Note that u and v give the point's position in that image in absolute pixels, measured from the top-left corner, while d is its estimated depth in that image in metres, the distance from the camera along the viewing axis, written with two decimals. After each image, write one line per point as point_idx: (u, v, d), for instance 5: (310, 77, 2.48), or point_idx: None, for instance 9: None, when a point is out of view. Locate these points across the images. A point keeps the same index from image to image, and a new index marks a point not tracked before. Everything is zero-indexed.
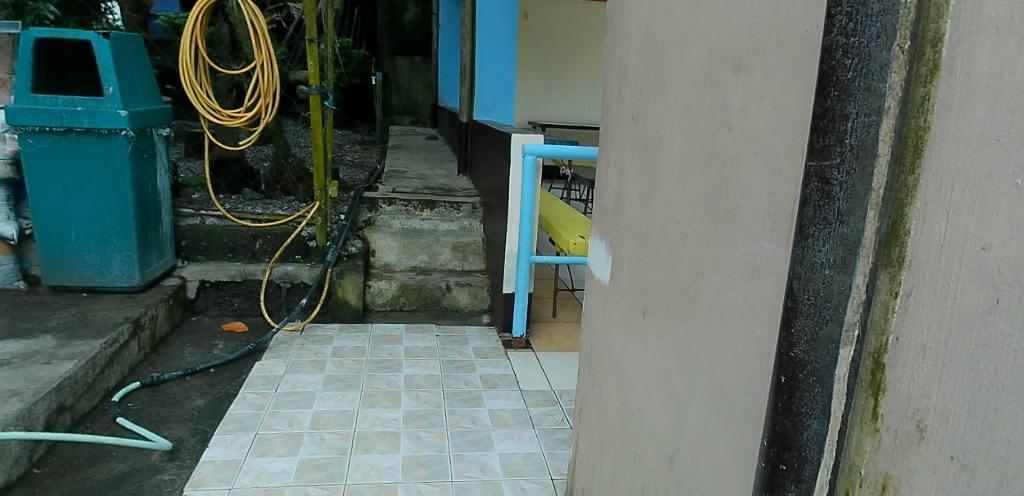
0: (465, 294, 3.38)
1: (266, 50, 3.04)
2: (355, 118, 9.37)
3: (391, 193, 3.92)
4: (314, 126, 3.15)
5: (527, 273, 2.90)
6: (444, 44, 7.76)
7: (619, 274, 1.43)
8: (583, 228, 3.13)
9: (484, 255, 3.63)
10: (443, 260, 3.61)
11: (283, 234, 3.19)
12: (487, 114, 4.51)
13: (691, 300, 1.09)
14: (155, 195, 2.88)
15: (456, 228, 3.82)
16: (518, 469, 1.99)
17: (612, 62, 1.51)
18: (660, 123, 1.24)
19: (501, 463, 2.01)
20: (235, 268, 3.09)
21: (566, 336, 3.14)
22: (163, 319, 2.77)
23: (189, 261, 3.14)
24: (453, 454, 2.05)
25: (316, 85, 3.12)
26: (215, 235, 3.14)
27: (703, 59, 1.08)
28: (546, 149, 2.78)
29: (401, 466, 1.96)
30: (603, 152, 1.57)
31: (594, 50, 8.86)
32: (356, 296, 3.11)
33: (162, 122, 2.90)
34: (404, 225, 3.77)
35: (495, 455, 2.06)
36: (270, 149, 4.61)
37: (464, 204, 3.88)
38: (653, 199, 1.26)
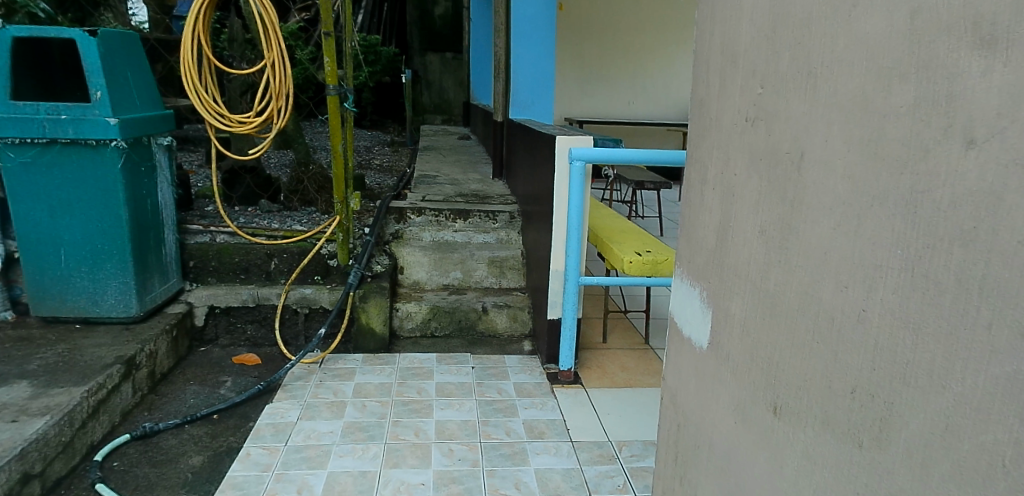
0: (503, 317, 2.99)
1: (277, 46, 2.68)
2: (385, 119, 9.09)
3: (420, 202, 3.56)
4: (333, 131, 2.79)
5: (575, 297, 2.50)
6: (475, 38, 7.37)
7: (723, 341, 1.03)
8: (639, 242, 2.74)
9: (523, 272, 3.26)
10: (477, 277, 3.25)
11: (301, 252, 2.84)
12: (524, 112, 4.08)
13: (884, 422, 0.68)
14: (156, 213, 2.57)
15: (492, 240, 3.45)
16: (556, 486, 1.90)
17: (708, 44, 1.09)
18: (802, 132, 0.82)
19: (538, 479, 1.92)
20: (248, 291, 2.75)
21: (619, 368, 2.73)
22: (165, 354, 2.45)
23: (198, 284, 2.82)
24: (487, 469, 1.96)
25: (334, 85, 2.76)
26: (227, 254, 2.82)
27: (895, 29, 0.67)
28: (599, 153, 2.36)
29: (433, 482, 1.88)
30: (692, 167, 1.16)
31: (632, 42, 8.44)
32: (382, 323, 2.76)
33: (161, 129, 2.58)
34: (434, 238, 3.41)
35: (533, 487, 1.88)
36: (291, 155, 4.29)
37: (500, 213, 3.50)
38: (790, 244, 0.85)
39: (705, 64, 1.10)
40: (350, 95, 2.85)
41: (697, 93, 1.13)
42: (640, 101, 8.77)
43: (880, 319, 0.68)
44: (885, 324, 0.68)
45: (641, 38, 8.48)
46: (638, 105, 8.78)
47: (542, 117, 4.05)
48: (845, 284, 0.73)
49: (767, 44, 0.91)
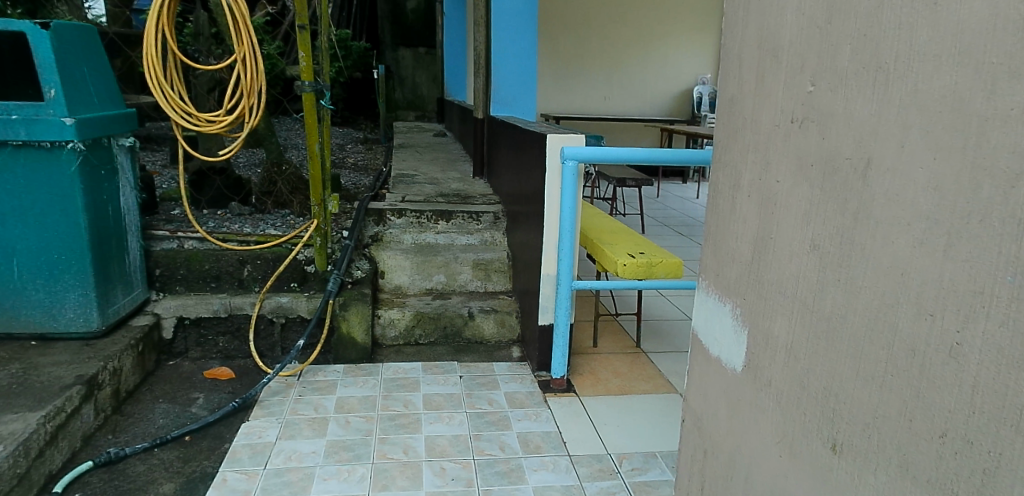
0: (491, 322, 2.88)
1: (248, 39, 2.52)
2: (357, 115, 8.88)
3: (400, 203, 3.42)
4: (310, 130, 2.65)
5: (568, 302, 2.42)
6: (450, 33, 7.25)
7: (763, 365, 0.93)
8: (631, 243, 2.67)
9: (510, 275, 3.16)
10: (462, 281, 3.14)
11: (276, 258, 2.69)
12: (507, 110, 4.00)
13: (988, 474, 0.59)
14: (118, 219, 2.39)
15: (476, 242, 3.33)
16: None
17: (741, 38, 1.00)
18: (869, 137, 0.74)
19: None
20: (219, 301, 2.59)
21: (612, 373, 2.64)
22: (131, 371, 2.28)
23: (165, 293, 2.64)
24: (482, 489, 1.85)
25: (310, 81, 2.61)
26: (196, 261, 2.65)
27: (1000, 19, 0.58)
28: (592, 152, 2.27)
29: None
30: (720, 172, 1.07)
31: (607, 38, 8.45)
32: (364, 332, 2.62)
33: (123, 129, 2.40)
34: (416, 241, 3.28)
35: (529, 489, 1.86)
36: (262, 155, 4.12)
37: (484, 214, 3.39)
38: (852, 262, 0.76)
39: (737, 59, 1.01)
40: (327, 92, 2.70)
41: (727, 91, 1.04)
42: (615, 97, 8.73)
43: (979, 354, 0.60)
44: (989, 360, 0.59)
45: (616, 34, 8.47)
46: (613, 101, 8.73)
47: (525, 114, 3.97)
48: (930, 311, 0.64)
49: (821, 38, 0.82)
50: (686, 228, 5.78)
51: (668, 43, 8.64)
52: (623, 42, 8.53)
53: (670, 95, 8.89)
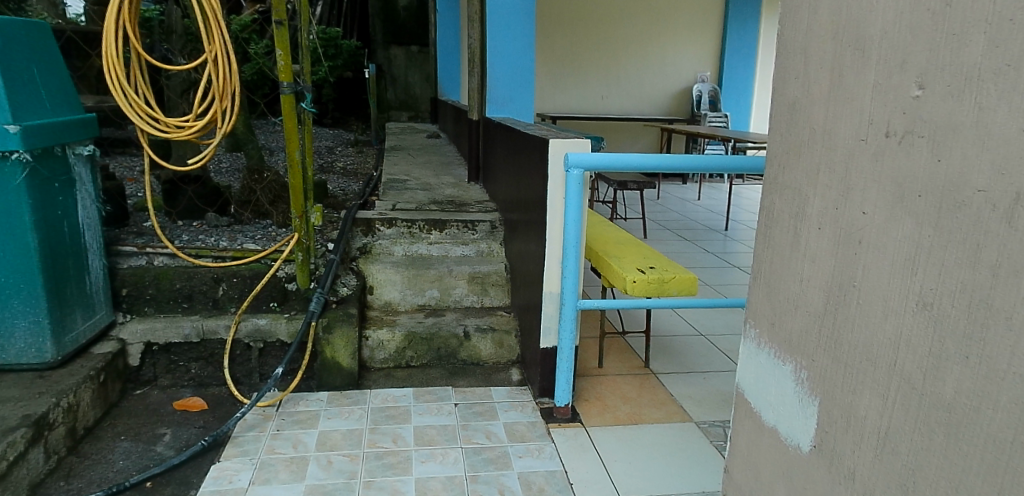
0: (488, 342, 2.68)
1: (220, 38, 2.29)
2: (348, 116, 8.66)
3: (390, 211, 3.21)
4: (289, 135, 2.42)
5: (573, 324, 2.21)
6: (442, 31, 7.06)
7: (845, 450, 0.73)
8: (640, 258, 2.46)
9: (508, 289, 2.96)
10: (457, 296, 2.93)
11: (254, 275, 2.47)
12: (502, 110, 3.74)
13: None
14: (76, 235, 2.16)
15: (471, 253, 3.13)
16: None
17: (807, 26, 0.79)
18: (1015, 162, 0.53)
19: None
20: (191, 324, 2.35)
21: (620, 399, 2.44)
22: (90, 405, 2.05)
23: (133, 315, 2.41)
24: None
25: (289, 82, 2.39)
26: (166, 280, 2.43)
27: None
28: (598, 160, 2.06)
29: None
30: (776, 196, 0.86)
31: (604, 35, 8.27)
32: (350, 356, 2.41)
33: (81, 136, 2.17)
34: (407, 253, 3.07)
35: None
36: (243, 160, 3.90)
37: (480, 223, 3.17)
38: (994, 335, 0.55)
39: (802, 54, 0.80)
40: (308, 94, 2.47)
41: (787, 94, 0.83)
42: (613, 95, 8.52)
43: None
44: None
45: (613, 31, 8.29)
46: (611, 99, 8.53)
47: (522, 114, 3.73)
48: None
49: (931, 26, 0.61)
50: (689, 231, 5.59)
51: (666, 39, 8.45)
52: (619, 38, 8.33)
53: (669, 93, 8.70)
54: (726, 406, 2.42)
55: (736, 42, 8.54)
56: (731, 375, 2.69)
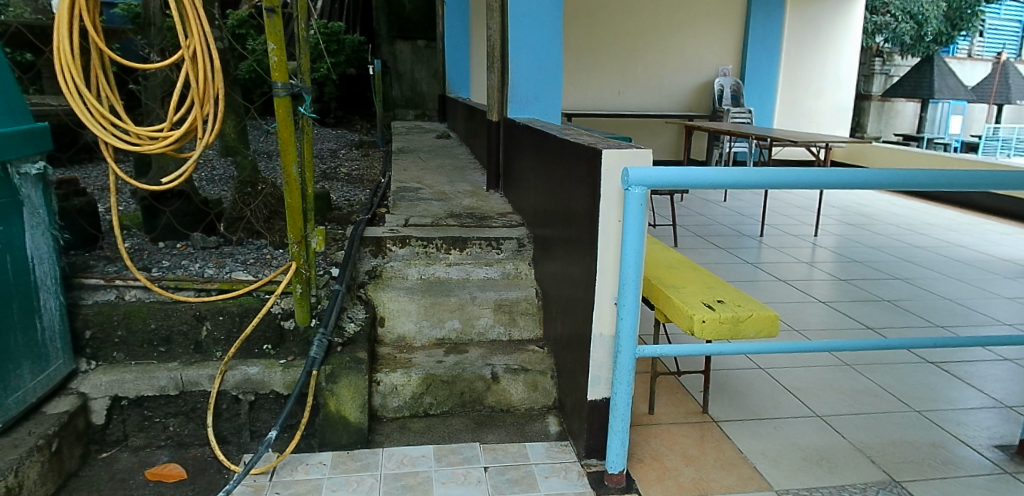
0: (520, 385, 2.29)
1: (199, 29, 1.88)
2: (352, 114, 8.27)
3: (403, 228, 2.83)
4: (285, 146, 2.02)
5: (631, 375, 1.81)
6: (452, 24, 6.69)
7: None
8: (703, 290, 2.08)
9: (539, 318, 2.58)
10: (481, 327, 2.55)
11: (244, 313, 2.08)
12: (526, 111, 3.34)
13: None
14: (23, 272, 1.77)
15: (496, 276, 2.74)
16: None
17: None
18: None
19: None
20: (167, 375, 1.95)
21: (681, 458, 2.04)
22: (39, 483, 1.66)
23: (99, 362, 2.02)
24: None
25: (284, 83, 1.99)
26: (139, 318, 2.03)
27: None
28: (665, 176, 1.66)
29: None
30: None
31: (621, 26, 7.85)
32: (358, 409, 2.01)
33: (27, 151, 1.77)
34: (423, 277, 2.69)
35: None
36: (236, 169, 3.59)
37: (506, 241, 2.78)
38: None
39: None
40: (306, 96, 2.06)
41: None
42: (630, 90, 8.10)
43: None
44: None
45: (631, 22, 7.87)
46: (629, 95, 8.12)
47: (548, 116, 3.33)
48: None
49: None
50: (719, 238, 5.21)
51: (686, 30, 8.04)
52: (639, 31, 7.90)
53: (689, 88, 8.28)
54: (809, 468, 2.02)
55: (760, 35, 8.12)
56: (805, 423, 2.29)
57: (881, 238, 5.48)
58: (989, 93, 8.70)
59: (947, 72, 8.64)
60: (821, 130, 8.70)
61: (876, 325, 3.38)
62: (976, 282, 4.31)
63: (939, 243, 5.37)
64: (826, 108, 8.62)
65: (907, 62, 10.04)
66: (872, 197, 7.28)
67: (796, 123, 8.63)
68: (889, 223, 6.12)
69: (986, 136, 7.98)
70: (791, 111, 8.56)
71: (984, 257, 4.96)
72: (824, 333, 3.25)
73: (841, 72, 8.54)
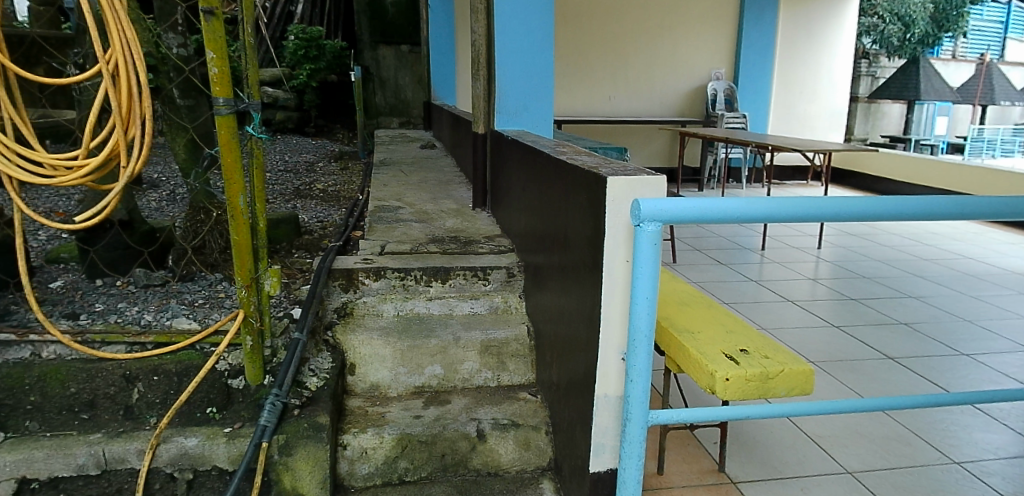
0: (510, 444, 1.99)
1: (120, 38, 1.55)
2: (334, 123, 7.94)
3: (377, 257, 2.53)
4: (229, 173, 1.70)
5: (643, 448, 1.51)
6: (436, 28, 6.41)
7: None
8: (722, 338, 1.80)
9: (532, 360, 2.28)
10: (466, 373, 2.24)
11: (183, 372, 1.79)
12: (514, 122, 3.03)
13: None
14: None
15: (483, 310, 2.44)
16: None
17: None
18: None
19: None
20: (87, 451, 1.62)
21: None
22: None
23: (9, 434, 1.66)
24: None
25: (226, 99, 1.67)
26: (56, 383, 1.73)
27: None
28: (685, 210, 1.36)
29: None
30: None
31: (611, 28, 7.59)
32: (317, 485, 1.71)
33: None
34: (399, 313, 2.38)
35: None
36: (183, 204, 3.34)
37: (493, 271, 2.47)
38: None
39: None
40: (254, 113, 1.73)
41: None
42: (621, 95, 7.84)
43: None
44: None
45: (622, 25, 7.60)
46: (620, 99, 7.85)
47: (539, 128, 3.03)
48: None
49: None
50: (718, 252, 4.95)
51: (678, 32, 7.79)
52: (630, 33, 7.64)
53: (682, 93, 8.03)
54: None
55: (753, 37, 7.89)
56: (836, 481, 2.01)
57: (886, 251, 5.24)
58: (973, 94, 8.47)
59: (934, 73, 8.50)
60: (817, 135, 8.47)
61: (895, 354, 3.11)
62: (993, 299, 4.06)
63: (946, 255, 5.13)
64: (821, 112, 8.40)
65: (893, 63, 9.80)
66: None
67: (791, 128, 8.39)
68: (893, 232, 5.87)
69: (972, 137, 7.45)
70: (787, 116, 8.33)
71: (996, 270, 4.73)
72: (841, 364, 2.97)
73: (836, 74, 8.32)
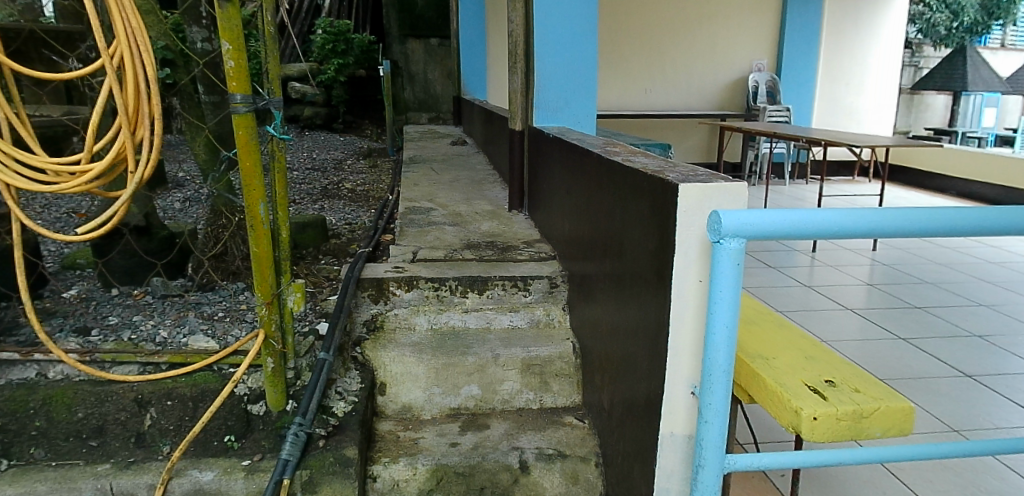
0: (555, 476, 1.80)
1: (124, 29, 1.39)
2: (362, 118, 7.82)
3: (410, 265, 2.35)
4: (248, 178, 1.53)
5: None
6: (466, 21, 6.23)
7: None
8: (801, 366, 1.57)
9: (578, 380, 2.08)
10: (505, 393, 2.05)
11: (200, 396, 1.62)
12: (555, 119, 2.82)
13: None
14: None
15: (523, 323, 2.24)
16: None
17: None
18: None
19: None
20: (93, 484, 1.47)
21: None
22: None
23: (12, 461, 1.53)
24: None
25: (243, 96, 1.49)
26: (62, 407, 1.59)
27: None
28: (776, 224, 1.14)
29: None
30: None
31: (647, 18, 7.31)
32: None
33: None
34: (433, 327, 2.19)
35: None
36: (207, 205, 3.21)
37: (535, 281, 2.28)
38: None
39: None
40: (275, 111, 1.56)
41: None
42: (658, 88, 7.56)
43: None
44: None
45: (658, 14, 7.32)
46: (656, 92, 7.56)
47: (580, 125, 2.81)
48: None
49: None
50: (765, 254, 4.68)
51: (718, 22, 7.47)
52: (667, 23, 7.36)
53: (722, 85, 7.70)
54: None
55: (796, 27, 7.54)
56: None
57: (946, 252, 4.88)
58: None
59: (981, 63, 8.05)
60: (864, 128, 8.06)
61: (973, 372, 2.81)
62: None
63: (1012, 258, 4.78)
64: (869, 104, 7.99)
65: (938, 53, 9.27)
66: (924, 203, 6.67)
67: (837, 121, 8.00)
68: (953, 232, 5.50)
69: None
70: (832, 109, 7.94)
71: None
72: (913, 383, 2.70)
73: (886, 64, 7.90)
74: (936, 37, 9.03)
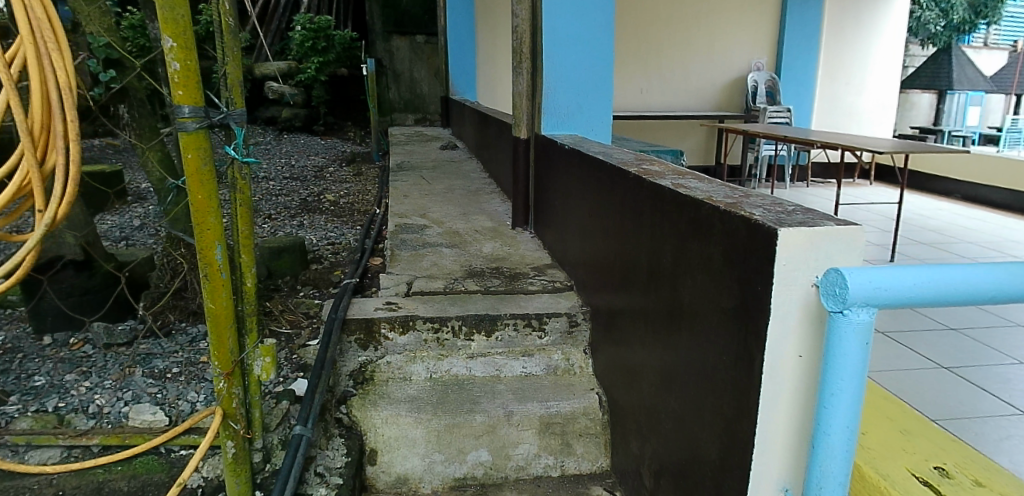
0: None
1: (26, 21, 1.02)
2: (345, 120, 7.44)
3: (402, 301, 2.00)
4: (200, 215, 1.18)
5: None
6: (454, 18, 5.87)
7: None
8: (901, 445, 1.26)
9: (606, 443, 1.74)
10: (520, 458, 1.72)
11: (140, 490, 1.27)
12: (568, 125, 2.48)
13: None
14: None
15: (539, 370, 1.91)
16: None
17: None
18: None
19: None
20: None
21: None
22: None
23: None
24: None
25: (193, 111, 1.14)
26: None
27: None
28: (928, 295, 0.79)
29: None
30: None
31: (642, 16, 6.99)
32: None
33: None
34: (432, 376, 1.86)
35: None
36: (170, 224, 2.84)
37: (552, 320, 1.93)
38: None
39: None
40: (235, 127, 1.21)
41: None
42: (654, 88, 7.25)
43: None
44: None
45: (654, 12, 7.01)
46: (652, 93, 7.25)
47: (596, 132, 2.48)
48: None
49: None
50: None
51: (715, 19, 7.18)
52: (663, 21, 7.05)
53: (721, 85, 7.41)
54: None
55: (797, 25, 7.28)
56: None
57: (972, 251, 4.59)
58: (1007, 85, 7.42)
59: (966, 63, 7.85)
60: (864, 130, 7.82)
61: None
62: None
63: None
64: (871, 105, 7.74)
65: (924, 52, 9.25)
66: (931, 207, 6.43)
67: (837, 122, 7.74)
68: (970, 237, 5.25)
69: (1007, 128, 6.93)
70: (832, 110, 7.69)
71: None
72: (972, 425, 2.38)
73: (887, 63, 7.65)
74: (925, 36, 8.88)
